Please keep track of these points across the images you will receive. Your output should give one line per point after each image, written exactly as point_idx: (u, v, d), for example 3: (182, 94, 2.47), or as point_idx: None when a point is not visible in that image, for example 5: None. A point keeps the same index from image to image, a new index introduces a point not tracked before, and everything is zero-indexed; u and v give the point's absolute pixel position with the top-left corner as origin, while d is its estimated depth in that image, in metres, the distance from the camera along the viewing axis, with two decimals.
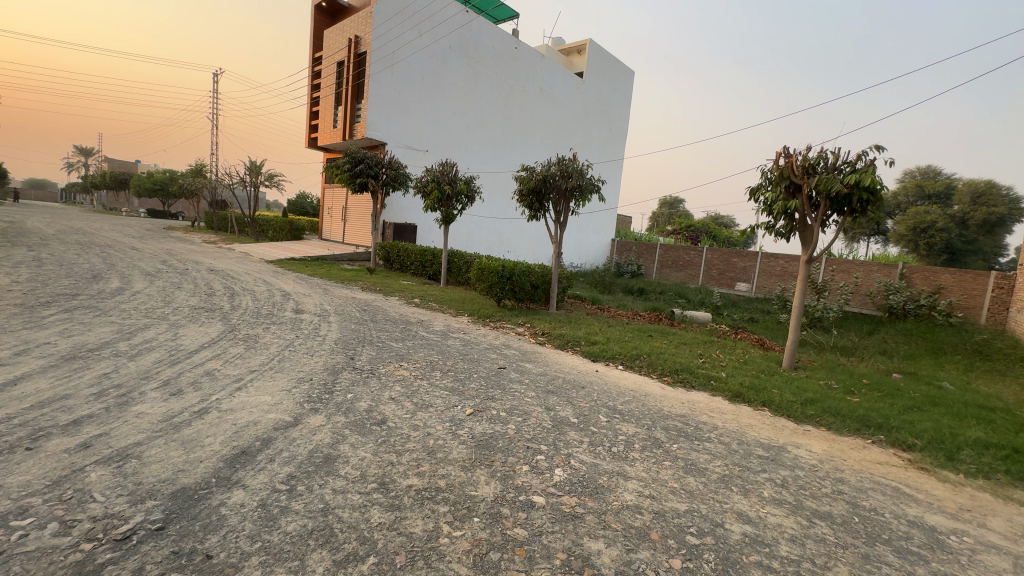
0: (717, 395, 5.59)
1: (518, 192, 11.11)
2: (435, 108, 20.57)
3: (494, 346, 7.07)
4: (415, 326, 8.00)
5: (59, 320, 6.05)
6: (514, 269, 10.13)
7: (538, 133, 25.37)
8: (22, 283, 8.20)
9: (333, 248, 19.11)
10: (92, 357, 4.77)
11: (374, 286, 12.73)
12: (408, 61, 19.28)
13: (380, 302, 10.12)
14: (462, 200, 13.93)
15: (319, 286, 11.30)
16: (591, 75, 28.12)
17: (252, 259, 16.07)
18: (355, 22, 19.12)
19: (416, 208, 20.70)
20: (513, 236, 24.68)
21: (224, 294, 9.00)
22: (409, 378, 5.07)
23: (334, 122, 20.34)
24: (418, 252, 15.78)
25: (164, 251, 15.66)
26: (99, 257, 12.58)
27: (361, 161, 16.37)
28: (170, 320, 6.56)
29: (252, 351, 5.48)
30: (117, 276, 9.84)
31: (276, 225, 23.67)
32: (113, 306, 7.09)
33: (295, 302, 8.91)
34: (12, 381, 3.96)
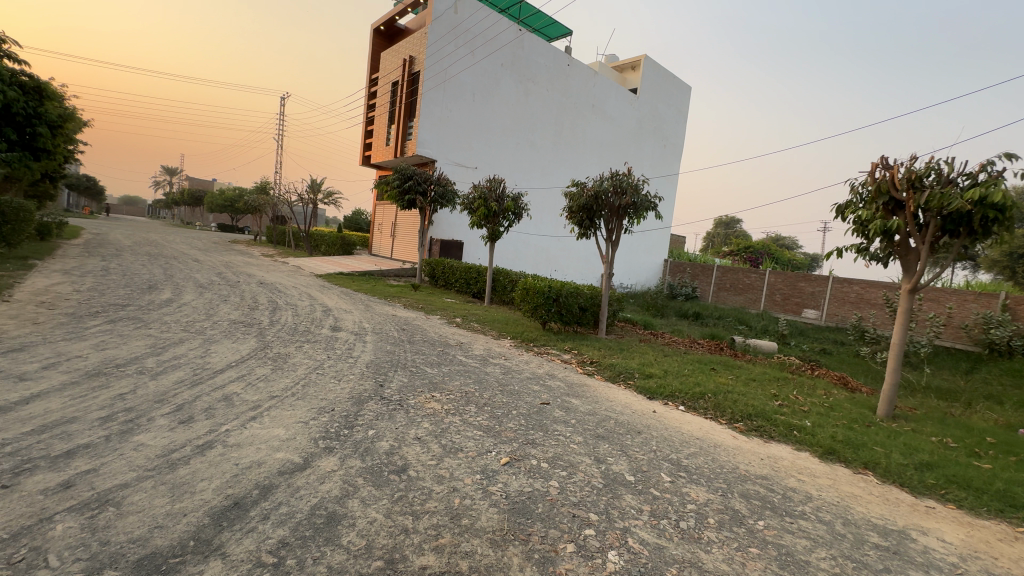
0: (803, 451, 4.62)
1: (567, 209, 10.51)
2: (485, 125, 20.51)
3: (538, 375, 6.40)
4: (454, 349, 7.49)
5: (99, 331, 6.00)
6: (561, 290, 9.46)
7: (589, 150, 24.78)
8: (80, 292, 8.44)
9: (381, 264, 19.22)
10: (116, 374, 4.57)
11: (416, 303, 12.44)
12: (460, 79, 19.39)
13: (420, 321, 9.74)
14: (509, 217, 13.49)
15: (362, 302, 11.12)
16: (645, 91, 27.34)
17: (302, 273, 16.35)
18: (410, 43, 19.49)
19: (463, 225, 20.57)
20: (561, 255, 23.99)
21: (266, 308, 8.92)
22: (439, 413, 4.51)
23: (387, 140, 20.72)
24: (464, 269, 15.47)
25: (222, 263, 16.24)
26: (161, 268, 13.09)
27: (410, 178, 16.41)
28: (205, 335, 6.40)
29: (278, 373, 5.14)
30: (170, 287, 10.05)
31: (328, 240, 24.29)
32: (156, 318, 7.07)
33: (334, 318, 8.67)
34: (25, 400, 3.75)
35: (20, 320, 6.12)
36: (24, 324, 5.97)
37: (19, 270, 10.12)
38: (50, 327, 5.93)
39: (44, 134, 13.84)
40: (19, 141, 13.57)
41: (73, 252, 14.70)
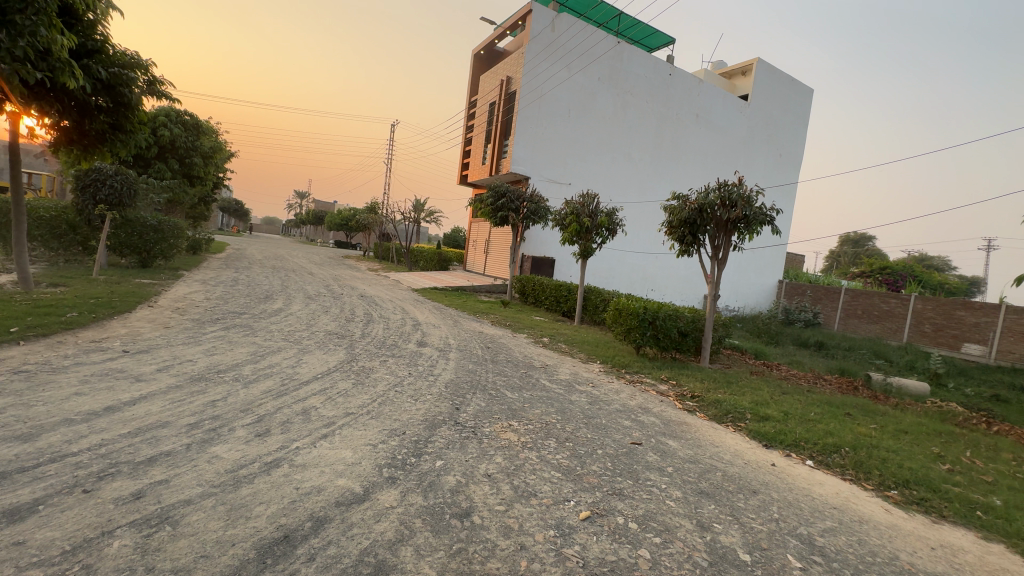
0: (995, 543, 3.42)
1: (666, 224, 9.66)
2: (580, 141, 20.15)
3: (629, 408, 5.70)
4: (538, 371, 7.04)
5: (214, 337, 6.53)
6: (658, 312, 8.61)
7: (692, 162, 23.21)
8: (210, 300, 9.45)
9: (474, 280, 19.54)
10: (215, 380, 4.82)
11: (504, 320, 12.25)
12: (555, 96, 19.34)
13: (506, 340, 9.46)
14: (603, 233, 12.85)
15: (451, 318, 11.17)
16: (757, 97, 25.10)
17: (400, 287, 17.13)
18: (508, 64, 19.91)
19: (556, 243, 20.24)
20: (658, 273, 22.56)
21: (361, 321, 9.25)
22: (515, 446, 4.07)
23: (483, 159, 21.25)
24: (554, 287, 15.05)
25: (331, 276, 17.58)
26: (280, 280, 14.47)
27: (504, 195, 16.54)
28: (301, 345, 6.68)
29: (358, 388, 5.09)
30: (283, 297, 10.93)
31: (427, 256, 25.42)
32: (263, 326, 7.60)
33: (421, 333, 8.71)
34: (133, 401, 4.02)
35: (155, 324, 6.89)
36: (157, 327, 6.70)
37: (170, 280, 11.73)
38: (175, 332, 6.58)
39: (198, 163, 16.17)
40: (180, 169, 16.00)
41: (215, 265, 16.89)
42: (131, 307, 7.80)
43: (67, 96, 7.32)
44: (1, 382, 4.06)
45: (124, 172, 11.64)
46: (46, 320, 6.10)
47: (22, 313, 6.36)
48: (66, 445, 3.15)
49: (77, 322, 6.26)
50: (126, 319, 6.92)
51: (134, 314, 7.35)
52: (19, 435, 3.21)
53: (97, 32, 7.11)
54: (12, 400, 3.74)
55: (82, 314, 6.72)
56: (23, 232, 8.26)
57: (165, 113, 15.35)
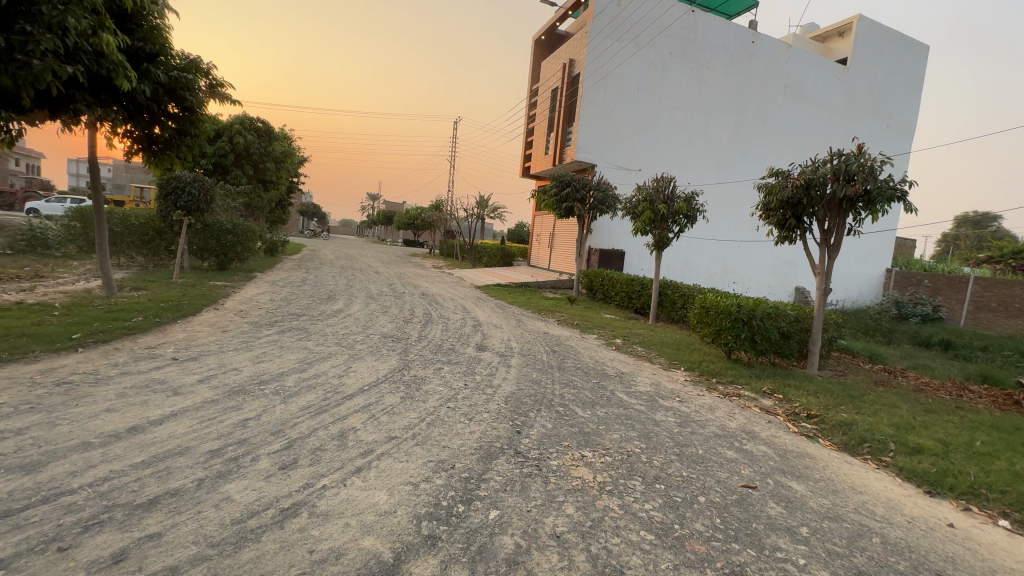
0: None
1: (762, 206, 8.25)
2: (651, 123, 18.63)
3: (730, 433, 4.59)
4: (612, 382, 6.07)
5: (267, 342, 6.25)
6: (754, 310, 7.28)
7: (780, 139, 20.73)
8: (274, 301, 9.42)
9: (538, 275, 18.75)
10: (254, 392, 4.38)
11: (571, 319, 11.32)
12: (623, 75, 17.98)
13: (574, 342, 8.53)
14: (681, 222, 11.51)
15: (514, 317, 10.43)
16: (858, 60, 21.96)
17: (463, 284, 16.74)
18: (571, 47, 18.82)
19: (626, 234, 18.89)
20: (742, 264, 20.41)
21: (419, 321, 8.74)
22: (591, 490, 3.18)
23: (546, 148, 20.34)
24: (626, 282, 13.85)
25: (396, 275, 17.56)
26: (345, 280, 14.55)
27: (569, 184, 15.57)
28: (353, 350, 6.22)
29: (407, 405, 4.44)
30: (345, 297, 10.77)
31: (490, 252, 24.98)
32: (319, 328, 7.30)
33: (482, 335, 8.03)
34: (161, 420, 3.63)
35: (215, 328, 6.77)
36: (214, 331, 6.55)
37: (242, 281, 12.04)
38: (230, 336, 6.38)
39: (271, 167, 16.69)
40: (254, 175, 16.62)
41: (288, 265, 17.46)
42: (197, 310, 7.83)
43: (133, 103, 7.38)
44: (41, 396, 3.85)
45: (200, 179, 12.08)
46: (111, 325, 6.10)
47: (93, 317, 6.44)
48: (68, 480, 2.71)
49: (140, 326, 6.22)
50: (189, 323, 6.88)
51: (197, 317, 7.31)
52: (28, 463, 2.85)
53: (158, 36, 7.08)
54: (40, 417, 3.46)
55: (147, 318, 6.73)
56: (105, 239, 8.60)
57: (241, 121, 15.98)
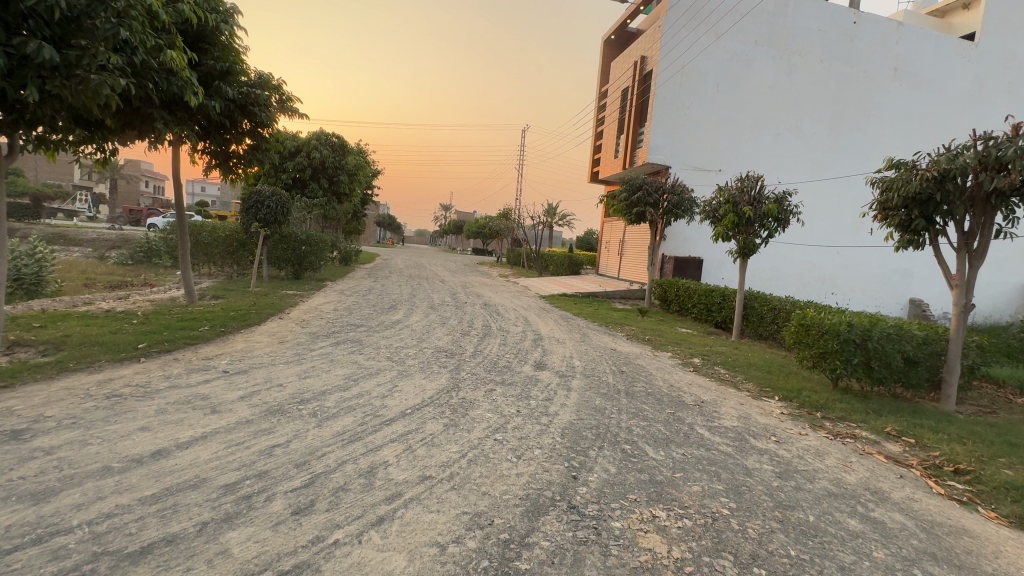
0: None
1: (876, 205, 6.92)
2: (732, 119, 17.11)
3: (850, 493, 3.59)
4: (691, 412, 5.19)
5: (319, 355, 6.10)
6: (869, 330, 6.02)
7: (889, 130, 18.15)
8: (337, 311, 9.48)
9: (607, 285, 17.83)
10: (291, 413, 4.11)
11: (642, 333, 10.37)
12: (699, 69, 16.69)
13: (644, 360, 7.66)
14: (770, 226, 10.19)
15: (579, 331, 9.68)
16: (991, 34, 18.77)
17: (527, 294, 16.25)
18: (643, 43, 17.83)
19: (704, 240, 17.32)
20: (841, 272, 18.00)
21: (477, 334, 8.30)
22: (663, 573, 2.45)
23: (616, 152, 19.42)
24: (705, 294, 12.56)
25: (461, 284, 17.47)
26: (410, 289, 14.60)
27: (640, 188, 14.60)
28: (403, 366, 5.88)
29: (449, 435, 3.94)
30: (406, 307, 10.65)
31: (557, 260, 24.35)
32: (374, 341, 7.10)
33: (542, 351, 7.43)
34: (189, 443, 3.41)
35: (274, 338, 6.77)
36: (272, 342, 6.54)
37: (313, 290, 12.40)
38: (285, 348, 6.31)
39: (344, 180, 17.31)
40: (329, 188, 17.34)
41: (359, 274, 18.01)
42: (262, 319, 7.97)
43: (208, 120, 7.68)
44: (87, 409, 3.82)
45: (277, 193, 12.63)
46: (178, 334, 6.27)
47: (165, 326, 6.67)
48: (69, 515, 2.48)
49: (203, 336, 6.33)
50: (251, 333, 6.95)
51: (260, 327, 7.40)
52: (40, 491, 2.67)
53: (228, 53, 7.28)
54: (76, 434, 3.37)
55: (212, 327, 6.87)
56: (187, 250, 9.09)
57: (317, 137, 16.79)
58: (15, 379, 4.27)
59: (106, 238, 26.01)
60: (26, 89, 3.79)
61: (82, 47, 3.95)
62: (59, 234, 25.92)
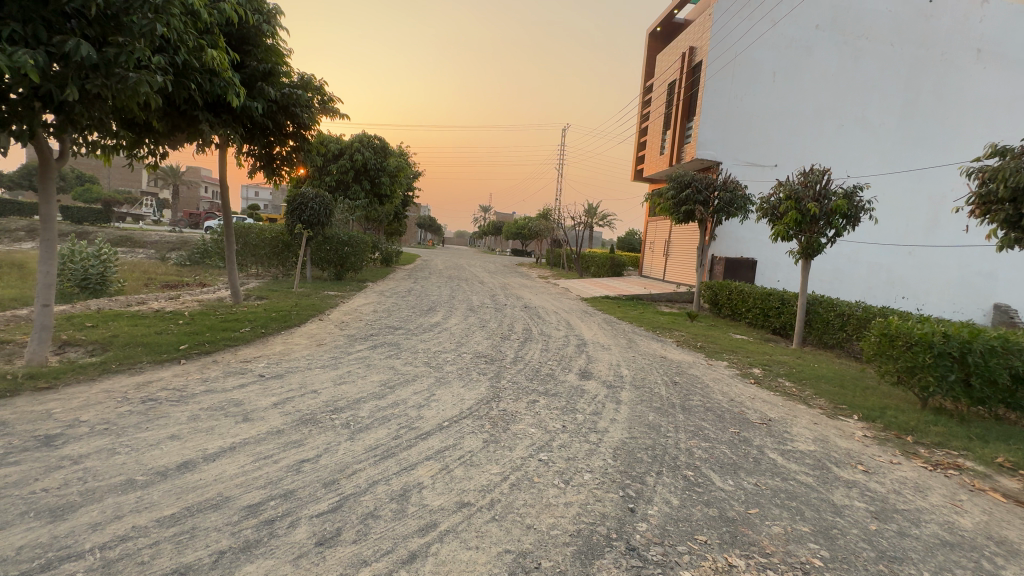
0: None
1: (972, 197, 6.06)
2: (790, 110, 16.01)
3: (970, 543, 2.96)
4: (758, 433, 4.61)
5: (356, 359, 5.92)
6: (972, 342, 5.19)
7: (972, 118, 16.40)
8: (377, 313, 9.38)
9: (652, 287, 17.10)
10: (324, 423, 3.89)
11: (693, 339, 9.70)
12: (755, 58, 15.71)
13: (699, 370, 7.06)
14: (837, 224, 9.31)
15: (625, 336, 9.15)
16: None
17: (568, 296, 15.79)
18: (692, 33, 16.98)
19: (758, 240, 16.21)
20: (915, 275, 16.40)
21: (517, 338, 7.95)
22: None
23: (662, 148, 18.62)
24: (762, 297, 11.69)
25: (501, 285, 17.19)
26: (450, 290, 14.44)
27: (689, 185, 13.87)
28: (440, 373, 5.58)
29: (489, 453, 3.59)
30: (445, 309, 10.45)
31: (599, 261, 23.71)
32: (412, 344, 6.88)
33: (586, 358, 6.98)
34: (217, 454, 3.22)
35: (312, 340, 6.67)
36: (309, 344, 6.44)
37: (353, 291, 12.45)
38: (321, 351, 6.17)
39: (386, 181, 17.42)
40: (371, 189, 17.51)
41: (400, 275, 18.07)
42: (302, 321, 7.93)
43: (252, 122, 7.71)
44: (121, 414, 3.72)
45: (321, 195, 12.77)
46: (219, 335, 6.27)
47: (208, 326, 6.71)
48: (83, 538, 2.29)
49: (243, 337, 6.30)
50: (290, 335, 6.89)
51: (300, 328, 7.34)
52: (60, 507, 2.51)
53: (271, 55, 7.27)
54: (106, 442, 3.24)
55: (253, 328, 6.87)
56: (233, 252, 9.23)
57: (360, 139, 16.96)
58: (58, 381, 4.28)
59: (167, 241, 27.54)
60: (67, 88, 3.74)
61: (120, 44, 3.88)
62: (127, 237, 27.68)
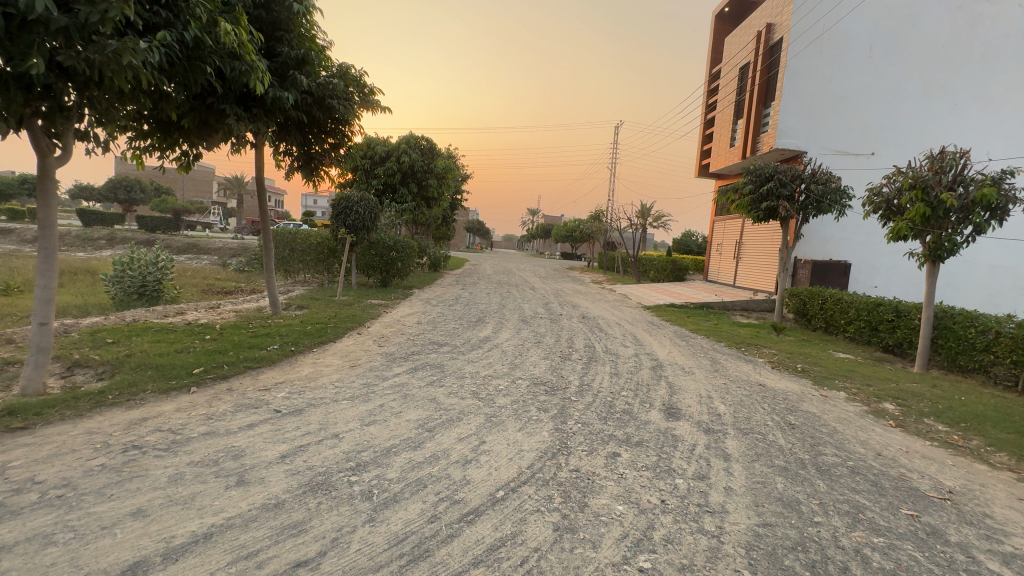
0: None
1: None
2: (890, 90, 13.92)
3: None
4: (947, 518, 3.19)
5: (393, 387, 4.96)
6: None
7: None
8: (422, 325, 8.51)
9: (723, 294, 15.33)
10: (340, 491, 2.89)
11: (790, 359, 8.11)
12: (847, 31, 13.77)
13: (814, 404, 5.59)
14: (979, 219, 7.48)
15: (707, 356, 7.73)
16: None
17: (628, 303, 14.38)
18: (769, 8, 15.13)
19: (850, 239, 14.06)
20: None
21: (580, 358, 6.78)
22: None
23: (732, 139, 16.83)
24: (868, 308, 9.89)
25: (554, 292, 16.03)
26: (500, 298, 13.47)
27: (770, 178, 12.15)
28: (491, 409, 4.51)
29: (564, 555, 2.45)
30: (495, 320, 9.43)
31: (658, 265, 21.99)
32: (457, 367, 5.87)
33: (668, 388, 5.70)
34: (185, 549, 2.29)
35: (345, 361, 5.80)
36: (341, 366, 5.56)
37: (399, 299, 11.70)
38: (353, 375, 5.28)
39: (433, 183, 16.76)
40: (418, 193, 16.91)
41: (447, 281, 17.33)
42: (338, 335, 7.14)
43: (285, 117, 7.04)
44: (89, 472, 2.89)
45: (366, 198, 12.25)
46: (243, 355, 5.52)
47: (234, 343, 6.01)
48: None
49: (269, 358, 5.52)
50: (322, 353, 6.06)
51: (336, 345, 6.53)
52: None
53: (304, 39, 6.57)
54: (46, 523, 2.39)
55: (283, 345, 6.11)
56: (272, 258, 8.67)
57: (407, 140, 16.38)
58: (37, 419, 3.55)
59: (229, 247, 28.45)
60: (32, 58, 3.01)
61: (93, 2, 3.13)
62: (194, 244, 28.97)
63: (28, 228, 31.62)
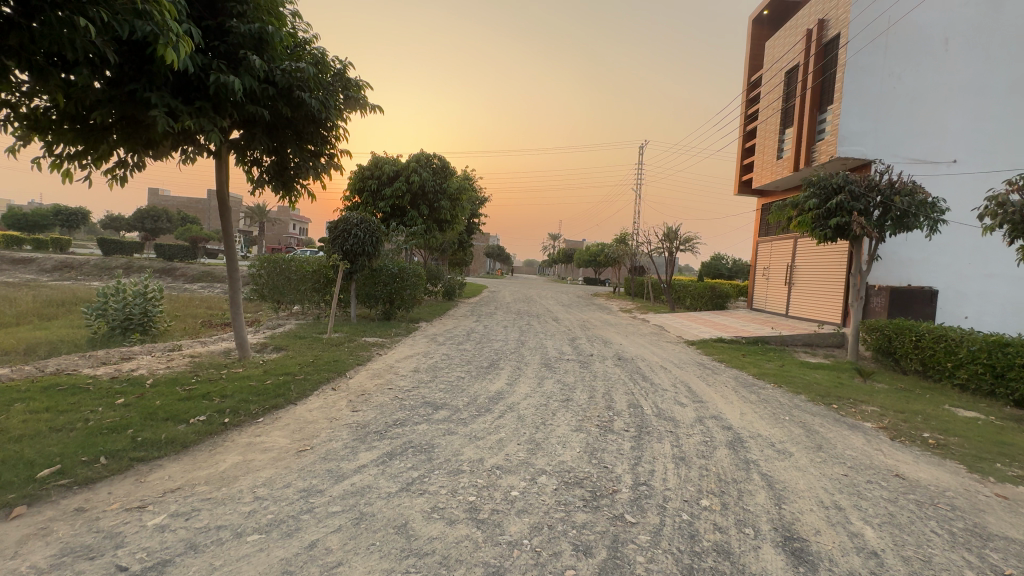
0: None
1: None
2: (971, 88, 11.94)
3: None
4: None
5: (346, 498, 3.17)
6: None
7: None
8: (419, 374, 6.74)
9: (779, 326, 13.14)
10: None
11: (907, 422, 6.02)
12: (918, 22, 11.95)
13: (1006, 520, 3.56)
14: None
15: (794, 421, 5.71)
16: None
17: (669, 338, 12.35)
18: (820, 4, 13.52)
19: (932, 261, 11.98)
20: None
21: (626, 430, 4.87)
22: None
23: (780, 150, 14.96)
24: (987, 348, 7.75)
25: (580, 324, 14.12)
26: (518, 331, 11.66)
27: (840, 189, 10.21)
28: (494, 552, 2.65)
29: None
30: (511, 365, 7.60)
31: (694, 292, 19.87)
32: (452, 451, 4.04)
33: (768, 488, 3.76)
34: None
35: (293, 441, 4.06)
36: (284, 453, 3.81)
37: (400, 337, 10.01)
38: (292, 471, 3.52)
39: (445, 205, 15.32)
40: (430, 215, 15.50)
41: (460, 312, 15.67)
42: (303, 395, 5.42)
43: (243, 113, 5.57)
44: None
45: (366, 220, 10.86)
46: (145, 435, 3.83)
47: (149, 411, 4.35)
48: None
49: (181, 440, 3.82)
50: (267, 429, 4.34)
51: (293, 413, 4.81)
52: None
53: (260, 13, 5.15)
54: None
55: (215, 415, 4.41)
56: (239, 291, 7.10)
57: (417, 159, 15.06)
58: None
59: None
60: None
61: None
62: (208, 273, 28.20)
63: (49, 257, 31.53)
